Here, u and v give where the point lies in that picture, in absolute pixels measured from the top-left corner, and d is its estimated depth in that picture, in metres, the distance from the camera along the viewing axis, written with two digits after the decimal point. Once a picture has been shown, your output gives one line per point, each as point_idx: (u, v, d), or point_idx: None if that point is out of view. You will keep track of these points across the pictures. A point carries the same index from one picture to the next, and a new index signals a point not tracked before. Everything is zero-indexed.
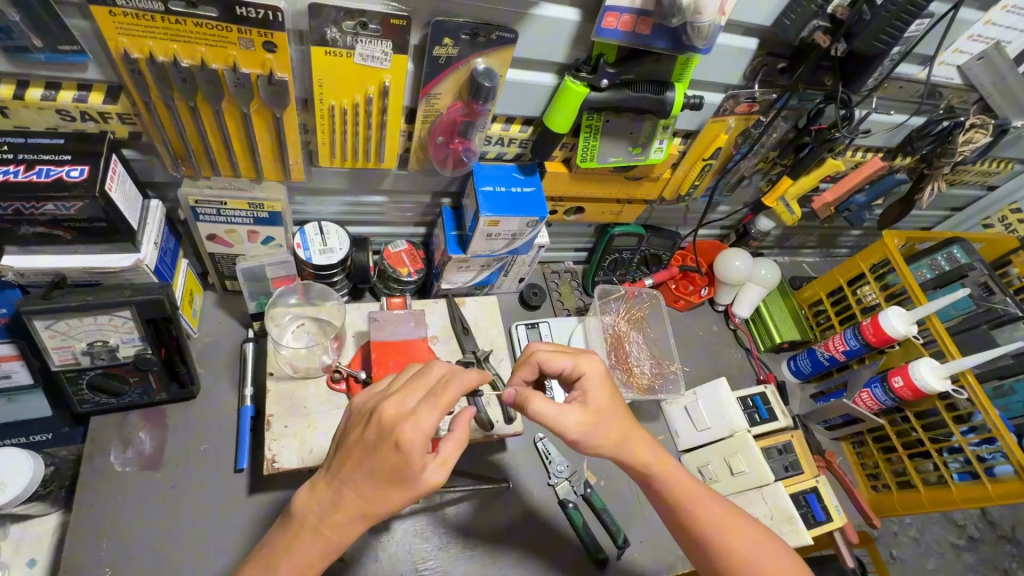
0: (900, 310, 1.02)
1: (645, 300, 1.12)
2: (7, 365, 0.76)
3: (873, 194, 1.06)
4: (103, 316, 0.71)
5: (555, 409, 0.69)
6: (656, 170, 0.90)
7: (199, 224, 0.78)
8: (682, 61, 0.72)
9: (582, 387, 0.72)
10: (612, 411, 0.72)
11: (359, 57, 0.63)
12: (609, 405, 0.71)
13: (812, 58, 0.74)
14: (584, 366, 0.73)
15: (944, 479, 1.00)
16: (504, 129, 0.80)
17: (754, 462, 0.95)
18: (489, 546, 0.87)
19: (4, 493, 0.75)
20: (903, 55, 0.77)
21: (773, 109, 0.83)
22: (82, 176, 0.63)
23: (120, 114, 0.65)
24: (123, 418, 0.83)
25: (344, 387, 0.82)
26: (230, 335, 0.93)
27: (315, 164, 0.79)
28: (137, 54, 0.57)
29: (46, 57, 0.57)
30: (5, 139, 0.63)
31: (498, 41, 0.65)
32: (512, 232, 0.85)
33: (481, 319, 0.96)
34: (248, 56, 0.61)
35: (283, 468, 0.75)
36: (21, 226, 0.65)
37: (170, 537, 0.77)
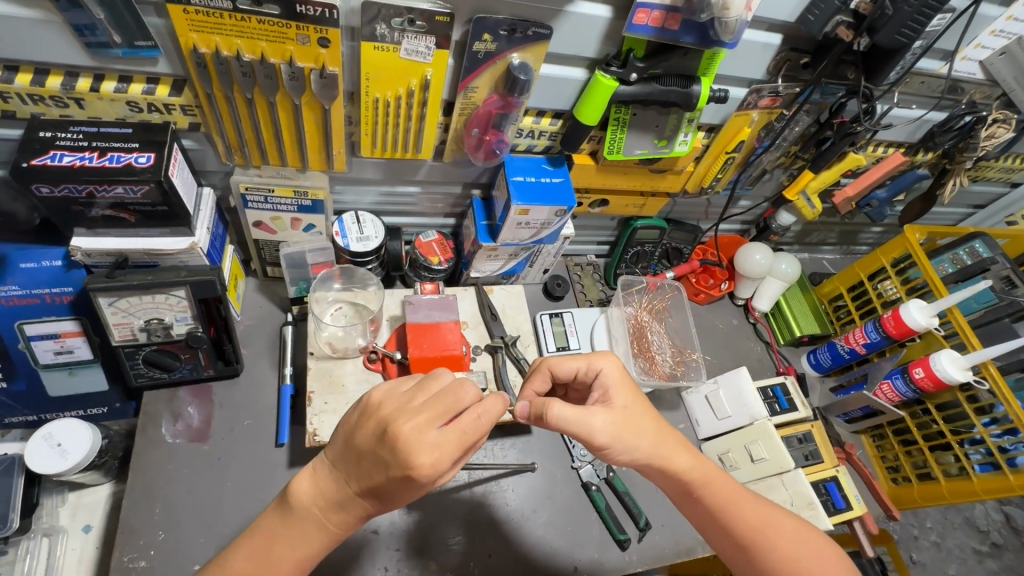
0: (921, 303, 1.03)
1: (667, 292, 1.14)
2: (70, 341, 0.81)
3: (894, 189, 1.08)
4: (160, 295, 0.77)
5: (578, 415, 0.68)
6: (680, 162, 0.93)
7: (247, 211, 0.83)
8: (708, 56, 0.75)
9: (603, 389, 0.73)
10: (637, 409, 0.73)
11: (404, 52, 0.67)
12: (633, 408, 0.72)
13: (834, 52, 0.76)
14: (600, 365, 0.75)
15: (964, 470, 1.01)
16: (535, 121, 0.84)
17: (774, 449, 0.97)
18: (515, 525, 0.90)
19: (65, 460, 0.81)
20: (926, 48, 0.78)
21: (796, 103, 0.86)
22: (149, 162, 0.68)
23: (183, 106, 0.71)
24: (173, 393, 0.88)
25: (379, 367, 0.86)
26: (270, 319, 0.98)
27: (356, 154, 0.83)
28: (204, 49, 0.62)
29: (123, 52, 0.62)
30: (80, 128, 0.69)
31: (535, 37, 0.69)
32: (541, 221, 0.88)
33: (508, 306, 1.00)
34: (303, 51, 0.65)
35: (324, 441, 0.80)
36: (91, 208, 0.70)
37: (217, 505, 0.82)
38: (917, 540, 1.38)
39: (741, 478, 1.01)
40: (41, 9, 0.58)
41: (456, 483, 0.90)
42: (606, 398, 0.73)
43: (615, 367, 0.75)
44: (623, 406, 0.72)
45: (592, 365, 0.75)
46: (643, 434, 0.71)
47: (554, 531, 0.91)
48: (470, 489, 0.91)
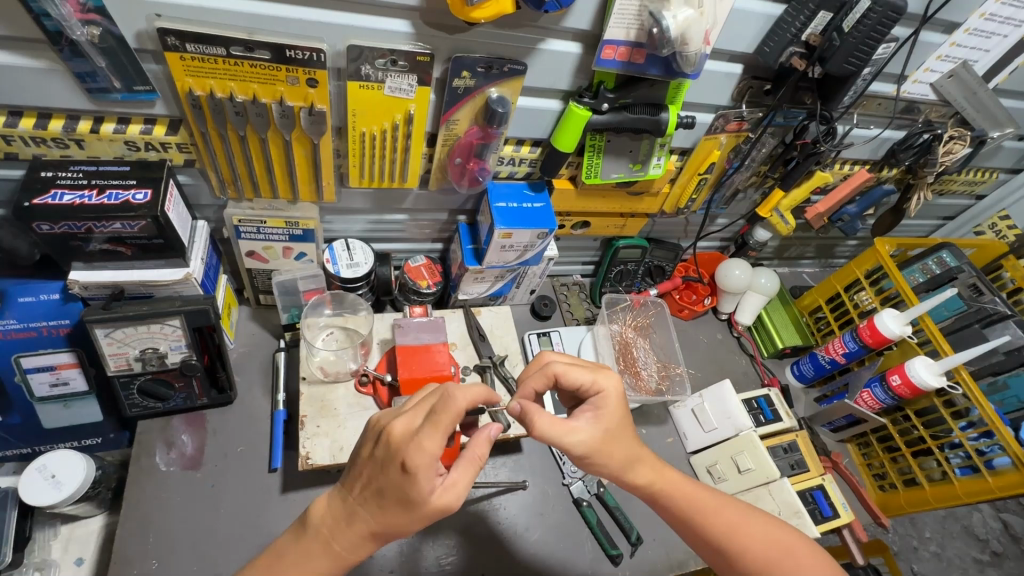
0: (894, 312, 1.07)
1: (651, 309, 1.18)
2: (66, 373, 0.83)
3: (863, 204, 1.14)
4: (156, 324, 0.79)
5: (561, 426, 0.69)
6: (656, 185, 0.98)
7: (241, 242, 0.86)
8: (674, 86, 0.80)
9: (593, 404, 0.73)
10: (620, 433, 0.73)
11: (388, 89, 0.72)
12: (616, 430, 0.72)
13: (791, 80, 0.81)
14: (604, 383, 0.74)
15: (947, 475, 1.03)
16: (516, 150, 0.88)
17: (758, 458, 0.99)
18: (508, 543, 0.91)
19: (59, 491, 0.81)
20: (875, 74, 0.83)
21: (761, 126, 0.91)
22: (146, 198, 0.72)
23: (179, 144, 0.74)
24: (167, 422, 0.90)
25: (371, 390, 0.88)
26: (263, 346, 1.00)
27: (345, 185, 0.87)
28: (199, 91, 0.66)
29: (123, 96, 0.66)
30: (80, 168, 0.72)
31: (510, 72, 0.74)
32: (524, 243, 0.92)
33: (495, 327, 1.03)
34: (293, 91, 0.69)
35: (317, 464, 0.81)
36: (89, 243, 0.73)
37: (210, 533, 0.83)
38: (916, 552, 1.38)
39: (730, 489, 1.03)
40: (45, 59, 0.62)
41: (449, 502, 0.92)
42: (598, 411, 0.72)
43: (618, 384, 0.74)
44: (613, 422, 0.72)
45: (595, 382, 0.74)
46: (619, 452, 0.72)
47: (547, 547, 0.92)
48: (463, 508, 0.92)
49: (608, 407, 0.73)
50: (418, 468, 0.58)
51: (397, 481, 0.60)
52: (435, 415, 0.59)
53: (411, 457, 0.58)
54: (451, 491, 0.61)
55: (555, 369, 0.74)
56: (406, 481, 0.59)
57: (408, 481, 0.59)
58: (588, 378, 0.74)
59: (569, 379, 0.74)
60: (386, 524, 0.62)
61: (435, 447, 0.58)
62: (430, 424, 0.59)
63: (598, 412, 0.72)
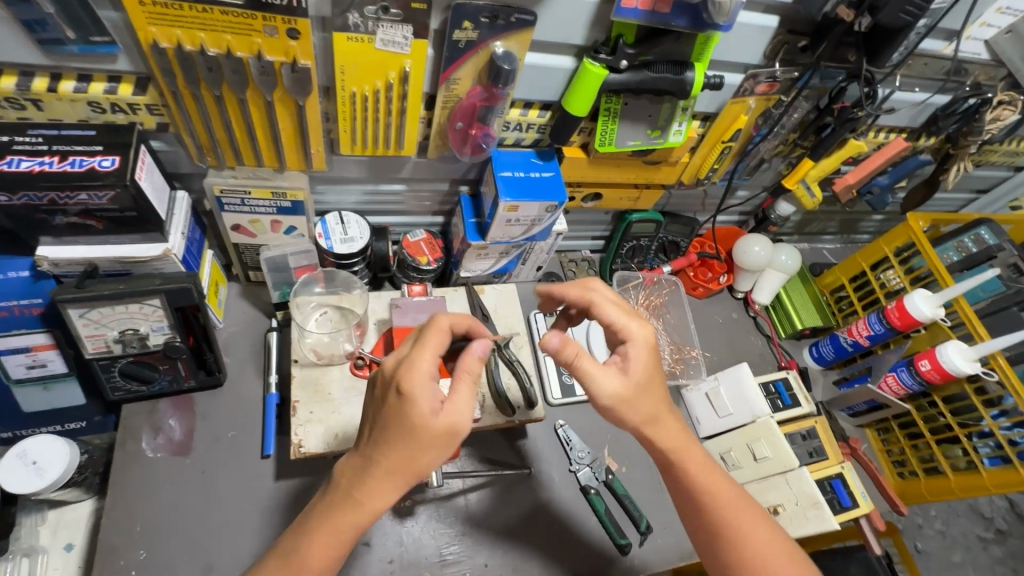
0: (926, 293, 1.00)
1: (665, 287, 1.11)
2: (43, 354, 0.78)
3: (895, 175, 1.06)
4: (135, 304, 0.73)
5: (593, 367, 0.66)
6: (675, 153, 0.90)
7: (224, 214, 0.80)
8: (702, 40, 0.71)
9: (624, 352, 0.68)
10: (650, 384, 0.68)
11: (379, 42, 0.63)
12: (646, 382, 0.68)
13: (834, 34, 0.72)
14: (634, 332, 0.69)
15: (973, 464, 0.99)
16: (523, 114, 0.80)
17: (776, 446, 0.94)
18: (512, 531, 0.88)
19: (42, 478, 0.77)
20: (931, 27, 0.74)
21: (795, 88, 0.82)
22: (114, 166, 0.65)
23: (149, 105, 0.67)
24: (153, 405, 0.85)
25: (368, 373, 0.82)
26: (254, 325, 0.95)
27: (336, 152, 0.79)
28: (165, 43, 0.59)
29: (79, 49, 0.58)
30: (39, 131, 0.65)
31: (518, 23, 0.65)
32: (531, 218, 0.85)
33: (500, 306, 0.97)
34: (272, 44, 0.61)
35: (310, 452, 0.77)
36: (56, 216, 0.67)
37: (201, 521, 0.79)
38: (925, 533, 1.36)
39: (744, 477, 0.98)
40: None
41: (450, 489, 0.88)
42: (626, 361, 0.68)
43: (648, 338, 0.69)
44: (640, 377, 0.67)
45: (626, 327, 0.70)
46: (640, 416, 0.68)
47: (553, 536, 0.89)
48: (465, 495, 0.89)
49: (635, 363, 0.68)
50: (414, 384, 0.61)
51: (400, 411, 0.62)
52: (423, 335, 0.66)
53: (407, 379, 0.62)
54: (454, 413, 0.63)
55: (592, 298, 0.72)
56: (407, 406, 0.61)
57: (410, 404, 0.61)
58: (619, 320, 0.70)
59: (602, 312, 0.71)
60: (406, 463, 0.62)
61: (429, 367, 0.63)
62: (420, 349, 0.64)
63: (626, 362, 0.68)
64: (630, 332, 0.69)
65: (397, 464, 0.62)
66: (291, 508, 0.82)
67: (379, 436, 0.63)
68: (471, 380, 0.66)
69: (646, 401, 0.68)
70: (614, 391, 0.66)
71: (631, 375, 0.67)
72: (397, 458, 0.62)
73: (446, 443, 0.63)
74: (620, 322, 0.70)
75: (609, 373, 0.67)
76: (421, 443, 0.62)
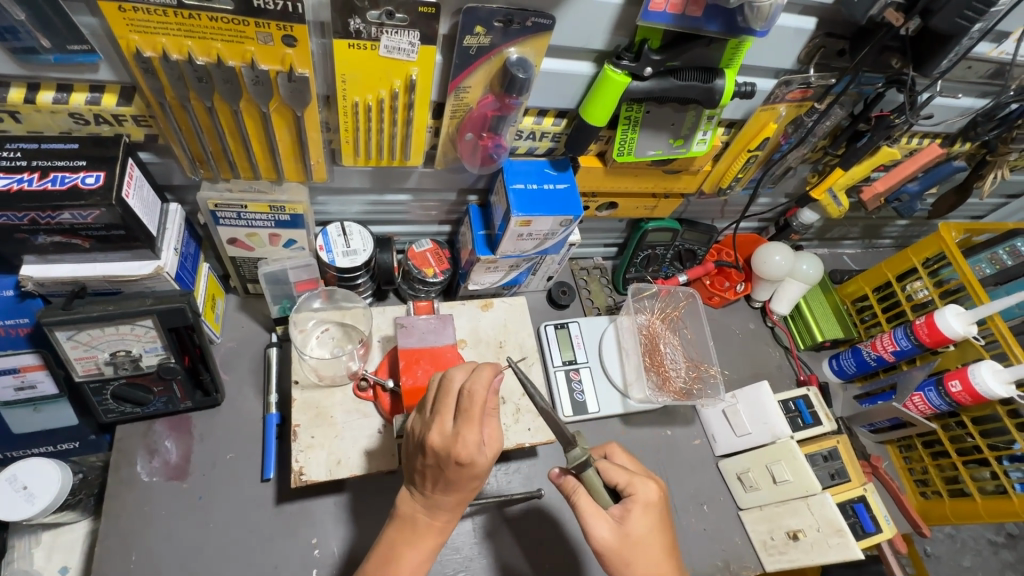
0: (958, 309, 0.95)
1: (681, 299, 1.06)
2: (31, 375, 0.74)
3: (926, 182, 1.00)
4: (125, 325, 0.69)
5: (590, 504, 0.69)
6: (697, 162, 0.84)
7: (219, 228, 0.75)
8: (733, 45, 0.66)
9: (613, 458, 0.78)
10: (649, 538, 0.68)
11: (384, 49, 0.58)
12: (643, 534, 0.68)
13: (878, 39, 0.67)
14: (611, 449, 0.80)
15: (1003, 488, 0.95)
16: (536, 122, 0.75)
17: (799, 471, 0.90)
18: (521, 557, 0.84)
19: (32, 504, 0.74)
20: (985, 32, 0.69)
21: (829, 95, 0.76)
22: (98, 182, 0.60)
23: (135, 117, 0.62)
24: (148, 426, 0.81)
25: (371, 396, 0.78)
26: (253, 340, 0.91)
27: (337, 162, 0.74)
28: (149, 52, 0.54)
29: (56, 58, 0.54)
30: (18, 145, 0.60)
31: (535, 28, 0.60)
32: (544, 232, 0.80)
33: (509, 321, 0.90)
34: (266, 51, 0.57)
35: (311, 480, 0.73)
36: (38, 235, 0.62)
37: (199, 549, 0.76)
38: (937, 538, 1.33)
39: (762, 499, 0.94)
40: None
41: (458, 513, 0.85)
42: (626, 514, 0.69)
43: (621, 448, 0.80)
44: (642, 503, 0.69)
45: (632, 485, 0.71)
46: (632, 562, 0.67)
47: (564, 561, 0.85)
48: (473, 519, 0.85)
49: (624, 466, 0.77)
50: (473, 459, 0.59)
51: (463, 476, 0.61)
52: (471, 405, 0.59)
53: (463, 454, 0.58)
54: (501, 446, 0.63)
55: (610, 449, 0.79)
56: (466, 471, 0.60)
57: (470, 469, 0.59)
58: (624, 479, 0.71)
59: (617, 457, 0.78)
60: (466, 497, 0.64)
61: (476, 437, 0.59)
62: (462, 419, 0.59)
63: (628, 515, 0.68)
64: (637, 490, 0.70)
65: (460, 500, 0.64)
66: (293, 534, 0.79)
67: (438, 489, 0.63)
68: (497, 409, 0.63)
69: (641, 557, 0.67)
70: (605, 541, 0.67)
71: (627, 528, 0.68)
72: (459, 498, 0.64)
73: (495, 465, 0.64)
74: (624, 480, 0.71)
75: (604, 520, 0.68)
76: (480, 482, 0.63)
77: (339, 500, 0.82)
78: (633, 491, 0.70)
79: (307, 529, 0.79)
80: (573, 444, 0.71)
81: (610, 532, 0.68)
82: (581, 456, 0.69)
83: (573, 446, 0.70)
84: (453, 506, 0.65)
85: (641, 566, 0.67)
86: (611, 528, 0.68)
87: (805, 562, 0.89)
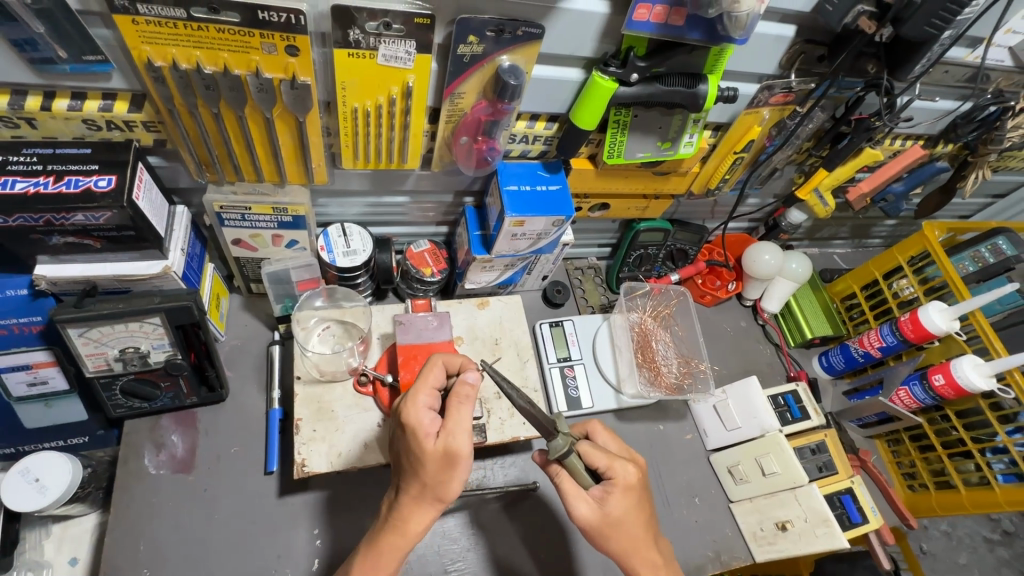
0: (941, 306, 0.98)
1: (672, 297, 1.09)
2: (43, 372, 0.77)
3: (911, 183, 1.03)
4: (134, 323, 0.72)
5: (572, 487, 0.72)
6: (685, 164, 0.87)
7: (224, 229, 0.78)
8: (716, 52, 0.69)
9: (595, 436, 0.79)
10: (628, 517, 0.71)
11: (381, 58, 0.61)
12: (622, 514, 0.71)
13: (853, 45, 0.70)
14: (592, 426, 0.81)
15: (986, 480, 0.97)
16: (529, 126, 0.78)
17: (787, 463, 0.93)
18: (516, 548, 0.86)
19: (44, 496, 0.76)
20: (956, 38, 0.72)
21: (811, 98, 0.79)
22: (110, 185, 0.63)
23: (145, 122, 0.65)
24: (156, 421, 0.84)
25: (371, 390, 0.81)
26: (257, 338, 0.94)
27: (337, 166, 0.77)
28: (160, 62, 0.57)
29: (71, 68, 0.57)
30: (34, 150, 0.63)
31: (525, 37, 0.63)
32: (537, 231, 0.83)
33: (505, 319, 0.93)
34: (270, 61, 0.60)
35: (313, 472, 0.75)
36: (52, 236, 0.65)
37: (204, 539, 0.78)
38: (927, 532, 1.35)
39: (752, 492, 0.97)
40: None
41: (455, 505, 0.87)
42: (606, 496, 0.71)
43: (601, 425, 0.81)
44: (622, 486, 0.71)
45: (611, 468, 0.72)
46: (611, 537, 0.71)
47: (558, 552, 0.88)
48: (470, 511, 0.88)
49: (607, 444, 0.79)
50: (414, 419, 0.63)
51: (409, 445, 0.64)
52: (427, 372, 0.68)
53: (405, 410, 0.64)
54: (450, 435, 0.62)
55: (591, 426, 0.80)
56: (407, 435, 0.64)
57: (409, 433, 0.63)
58: (604, 462, 0.73)
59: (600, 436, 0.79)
60: (421, 487, 0.64)
61: (422, 399, 0.65)
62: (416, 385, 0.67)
63: (608, 497, 0.71)
64: (616, 473, 0.72)
65: (416, 490, 0.64)
66: (295, 525, 0.81)
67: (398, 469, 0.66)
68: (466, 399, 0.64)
69: (620, 533, 0.71)
70: (586, 519, 0.71)
71: (606, 509, 0.71)
72: (412, 484, 0.64)
73: (450, 467, 0.63)
74: (604, 463, 0.73)
75: (584, 501, 0.72)
76: (425, 466, 0.63)
77: (340, 492, 0.84)
78: (612, 474, 0.72)
79: (309, 520, 0.82)
80: (556, 435, 0.71)
81: (589, 511, 0.71)
82: (562, 448, 0.70)
83: (555, 437, 0.71)
84: (410, 496, 0.65)
85: (620, 540, 0.71)
86: (591, 508, 0.71)
87: (794, 552, 0.91)
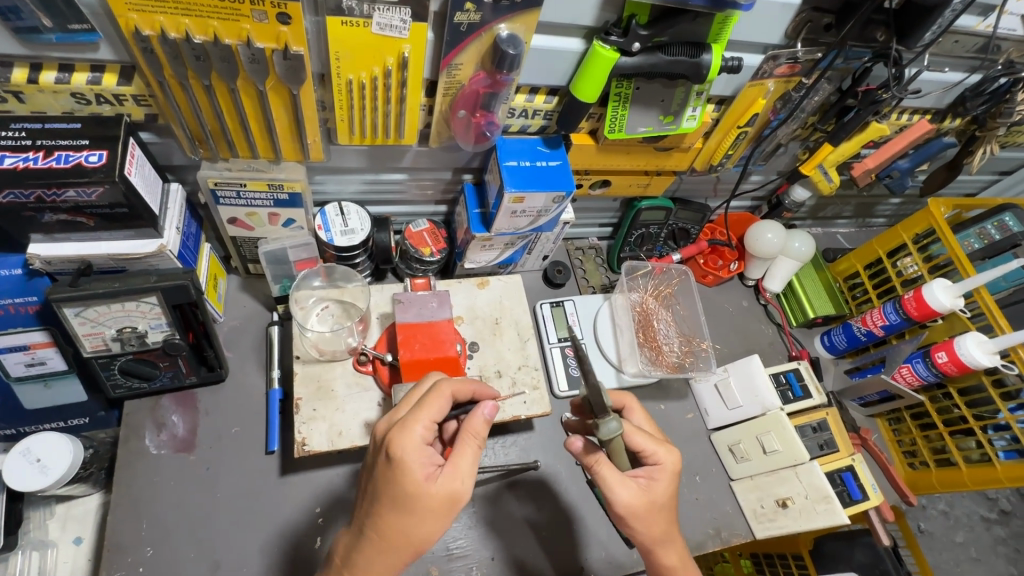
0: (946, 283, 0.97)
1: (674, 277, 1.09)
2: (41, 352, 0.76)
3: (917, 158, 1.01)
4: (131, 302, 0.71)
5: (616, 476, 0.69)
6: (688, 140, 0.86)
7: (220, 208, 0.77)
8: (720, 19, 0.67)
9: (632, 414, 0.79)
10: (668, 502, 0.72)
11: (375, 27, 0.60)
12: (665, 500, 0.71)
13: (862, 12, 0.68)
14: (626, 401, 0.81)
15: (987, 457, 0.97)
16: (528, 100, 0.76)
17: (788, 441, 0.93)
18: (517, 527, 0.87)
19: (45, 476, 0.76)
20: (966, 4, 0.71)
21: (817, 69, 0.78)
22: (101, 161, 0.62)
23: (135, 96, 0.64)
24: (156, 401, 0.84)
25: (371, 369, 0.81)
26: (256, 319, 0.93)
27: (333, 141, 0.76)
28: (148, 31, 0.55)
29: (57, 38, 0.55)
30: (23, 125, 0.62)
31: (523, 4, 0.61)
32: (538, 208, 0.82)
33: (505, 299, 0.92)
34: (262, 29, 0.58)
35: (314, 450, 0.75)
36: (44, 213, 0.64)
37: (206, 519, 0.79)
38: (926, 510, 1.36)
39: (753, 470, 0.97)
40: None
41: None
42: (650, 482, 0.72)
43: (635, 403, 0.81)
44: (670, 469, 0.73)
45: (656, 454, 0.73)
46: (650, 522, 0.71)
47: (559, 529, 0.88)
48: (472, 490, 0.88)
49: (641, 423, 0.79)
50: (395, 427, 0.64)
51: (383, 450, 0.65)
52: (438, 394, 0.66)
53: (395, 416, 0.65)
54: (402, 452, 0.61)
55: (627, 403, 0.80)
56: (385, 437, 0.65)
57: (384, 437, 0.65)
58: (648, 446, 0.73)
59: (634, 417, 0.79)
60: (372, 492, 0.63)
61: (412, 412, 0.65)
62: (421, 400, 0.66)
63: (651, 482, 0.72)
64: (661, 458, 0.73)
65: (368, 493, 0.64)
66: (297, 504, 0.82)
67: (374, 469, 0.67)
68: (477, 441, 0.64)
69: (659, 519, 0.71)
70: (629, 503, 0.69)
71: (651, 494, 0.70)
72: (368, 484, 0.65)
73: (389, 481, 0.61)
74: (649, 447, 0.73)
75: (627, 486, 0.69)
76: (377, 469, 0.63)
77: (340, 472, 0.84)
78: (660, 459, 0.73)
79: (310, 499, 0.82)
80: (608, 416, 0.68)
81: (632, 495, 0.69)
82: (615, 430, 0.68)
83: (608, 418, 0.68)
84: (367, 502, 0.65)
85: (659, 525, 0.71)
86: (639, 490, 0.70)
87: (794, 529, 0.91)
